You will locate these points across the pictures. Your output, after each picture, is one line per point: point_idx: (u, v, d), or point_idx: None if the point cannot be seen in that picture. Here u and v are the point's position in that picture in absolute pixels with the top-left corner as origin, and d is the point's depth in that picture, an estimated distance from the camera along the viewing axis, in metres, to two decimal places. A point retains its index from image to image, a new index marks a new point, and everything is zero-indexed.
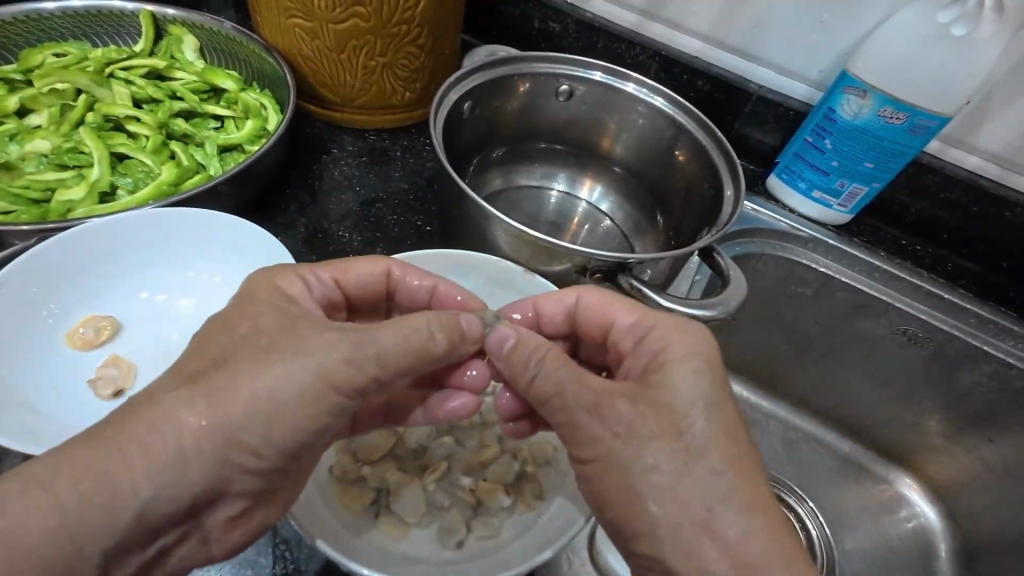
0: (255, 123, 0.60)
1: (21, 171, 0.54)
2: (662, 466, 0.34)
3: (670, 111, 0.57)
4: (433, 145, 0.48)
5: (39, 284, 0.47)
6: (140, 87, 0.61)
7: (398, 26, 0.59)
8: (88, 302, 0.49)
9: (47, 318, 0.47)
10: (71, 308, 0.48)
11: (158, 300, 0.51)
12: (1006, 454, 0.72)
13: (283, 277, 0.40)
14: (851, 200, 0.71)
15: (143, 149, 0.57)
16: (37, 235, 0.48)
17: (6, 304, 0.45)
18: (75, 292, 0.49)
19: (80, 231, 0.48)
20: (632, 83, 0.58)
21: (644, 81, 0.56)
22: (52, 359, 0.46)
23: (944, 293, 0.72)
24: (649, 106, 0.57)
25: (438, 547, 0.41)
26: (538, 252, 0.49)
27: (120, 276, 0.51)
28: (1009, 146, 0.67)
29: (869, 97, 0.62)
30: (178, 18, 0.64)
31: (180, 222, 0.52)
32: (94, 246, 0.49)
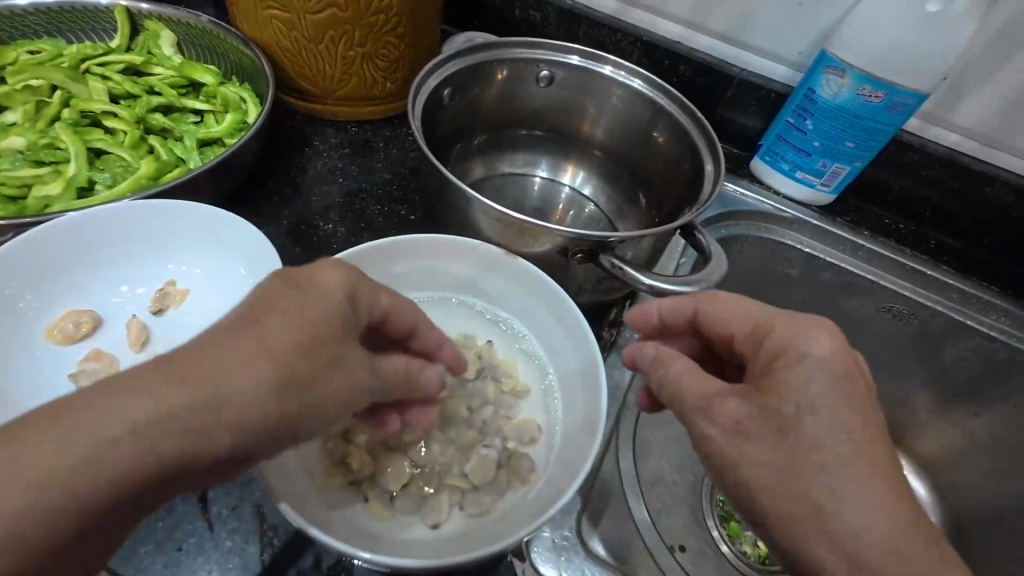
0: (234, 116, 0.59)
1: None
2: None
3: (648, 93, 0.57)
4: (412, 131, 0.48)
5: (19, 277, 0.46)
6: (117, 83, 0.60)
7: (376, 15, 0.60)
8: (67, 297, 0.48)
9: (27, 311, 0.46)
10: (52, 302, 0.48)
11: (140, 293, 0.51)
12: (992, 426, 0.74)
13: None
14: (833, 179, 0.73)
15: (121, 144, 0.55)
16: (14, 228, 0.47)
17: None
18: (56, 287, 0.48)
19: (57, 225, 0.47)
20: (610, 66, 0.57)
21: (621, 63, 0.56)
22: (33, 353, 0.45)
23: (926, 270, 0.73)
24: (627, 88, 0.57)
25: (429, 530, 0.40)
26: (521, 234, 0.49)
27: (103, 269, 0.50)
28: (987, 122, 0.67)
29: (847, 76, 0.64)
30: (154, 13, 0.64)
31: (159, 218, 0.51)
32: (70, 246, 0.48)
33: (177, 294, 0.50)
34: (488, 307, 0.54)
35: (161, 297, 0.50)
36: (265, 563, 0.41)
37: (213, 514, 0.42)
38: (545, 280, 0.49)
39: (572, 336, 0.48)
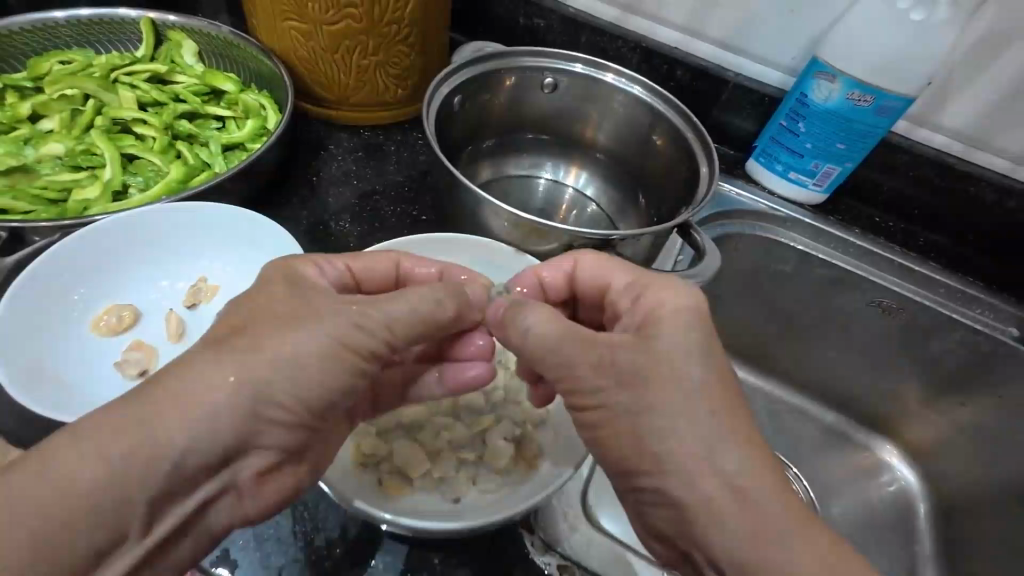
0: (255, 122, 0.63)
1: (38, 174, 0.55)
2: (660, 429, 0.36)
3: (647, 98, 0.60)
4: (425, 135, 0.51)
5: (69, 271, 0.50)
6: (144, 91, 0.63)
7: (388, 26, 0.63)
8: (109, 293, 0.52)
9: (75, 304, 0.50)
10: (97, 296, 0.51)
11: (176, 289, 0.54)
12: (978, 415, 0.77)
13: (300, 261, 0.43)
14: (825, 179, 0.76)
15: (151, 150, 0.58)
16: (61, 229, 0.50)
17: (38, 286, 0.47)
18: (101, 282, 0.51)
19: (105, 224, 0.51)
20: (611, 73, 0.61)
21: (621, 71, 0.59)
22: (81, 342, 0.48)
23: (914, 266, 0.77)
24: (627, 95, 0.61)
25: (447, 501, 0.42)
26: (530, 233, 0.52)
27: (143, 266, 0.54)
28: (971, 123, 0.71)
29: (837, 81, 0.67)
30: (178, 25, 0.67)
31: (196, 218, 0.54)
32: (115, 244, 0.52)
33: (209, 290, 0.54)
34: None
35: (194, 292, 0.53)
36: (297, 534, 0.43)
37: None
38: None
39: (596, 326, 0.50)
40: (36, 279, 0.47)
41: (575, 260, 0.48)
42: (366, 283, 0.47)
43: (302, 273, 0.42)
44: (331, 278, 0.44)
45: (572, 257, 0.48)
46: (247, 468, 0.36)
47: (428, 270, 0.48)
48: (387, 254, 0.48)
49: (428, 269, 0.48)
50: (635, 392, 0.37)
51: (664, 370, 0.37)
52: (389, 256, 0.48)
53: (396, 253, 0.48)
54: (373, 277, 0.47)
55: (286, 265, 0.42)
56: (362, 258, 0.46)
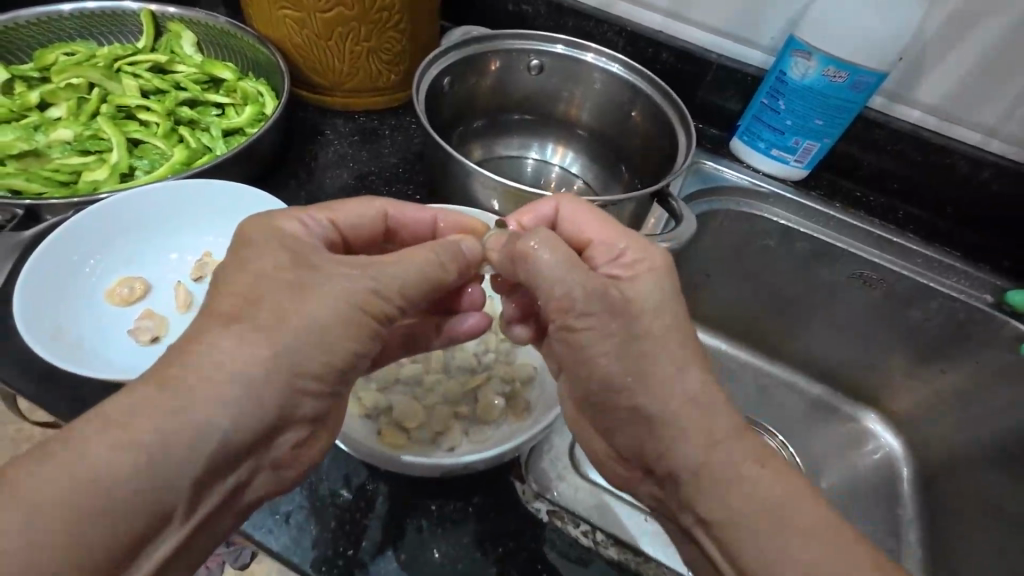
0: (254, 108, 0.65)
1: (49, 158, 0.57)
2: (639, 376, 0.39)
3: (627, 76, 0.62)
4: (414, 111, 0.54)
5: (86, 245, 0.52)
6: (147, 79, 0.65)
7: (380, 13, 0.66)
8: (121, 266, 0.54)
9: (91, 275, 0.52)
10: (111, 269, 0.53)
11: (185, 264, 0.56)
12: (957, 380, 0.80)
13: (280, 216, 0.41)
14: (806, 155, 0.79)
15: (155, 135, 0.61)
16: (75, 207, 0.53)
17: (57, 257, 0.50)
18: (115, 256, 0.54)
19: (121, 201, 0.54)
20: (591, 53, 0.63)
21: (600, 51, 0.62)
22: (95, 310, 0.51)
23: (892, 237, 0.79)
24: (606, 73, 0.63)
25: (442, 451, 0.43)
26: (518, 203, 0.55)
27: (155, 242, 0.56)
28: (943, 97, 0.74)
29: (813, 59, 0.70)
30: (177, 16, 0.70)
31: (204, 195, 0.57)
32: (130, 221, 0.55)
33: (214, 263, 0.56)
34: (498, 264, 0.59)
35: (200, 266, 0.55)
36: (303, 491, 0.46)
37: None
38: None
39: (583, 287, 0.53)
40: (57, 250, 0.50)
41: (558, 205, 0.48)
42: (354, 235, 0.48)
43: (286, 230, 0.41)
44: (317, 231, 0.43)
45: (553, 202, 0.48)
46: (278, 441, 0.38)
47: (419, 214, 0.50)
48: (373, 204, 0.48)
49: (419, 214, 0.50)
50: (617, 341, 0.40)
51: (644, 321, 0.40)
52: (376, 205, 0.48)
53: (382, 202, 0.48)
54: (363, 229, 0.48)
55: (266, 221, 0.40)
56: (349, 209, 0.46)
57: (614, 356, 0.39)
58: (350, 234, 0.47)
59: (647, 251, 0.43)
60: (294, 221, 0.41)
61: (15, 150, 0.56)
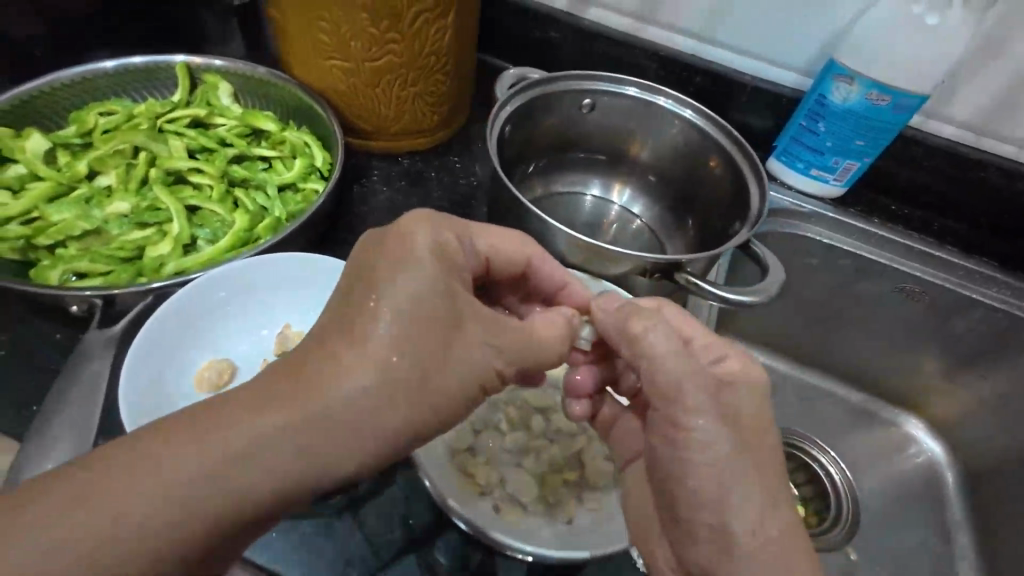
0: (303, 161, 0.63)
1: (109, 234, 0.56)
2: (763, 443, 0.39)
3: (701, 123, 0.61)
4: (488, 155, 0.54)
5: (168, 332, 0.50)
6: (192, 138, 0.64)
7: (427, 57, 0.64)
8: (202, 355, 0.52)
9: (175, 363, 0.50)
10: (193, 353, 0.51)
11: (264, 339, 0.55)
12: (999, 386, 0.82)
13: (451, 235, 0.41)
14: (845, 174, 0.79)
15: (210, 199, 0.59)
16: (149, 294, 0.50)
17: (144, 349, 0.48)
18: (195, 339, 0.52)
19: (199, 281, 0.52)
20: (667, 98, 0.62)
21: (675, 96, 0.60)
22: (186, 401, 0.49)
23: (933, 251, 0.81)
24: (682, 120, 0.61)
25: (560, 522, 0.44)
26: (595, 256, 0.53)
27: (232, 319, 0.54)
28: (979, 114, 0.75)
29: (856, 83, 0.70)
30: (213, 67, 0.68)
31: (280, 267, 0.55)
32: (207, 301, 0.53)
33: (294, 336, 0.54)
34: None
35: (281, 341, 0.54)
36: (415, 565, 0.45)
37: (369, 533, 0.46)
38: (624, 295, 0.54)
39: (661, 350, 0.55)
40: (143, 342, 0.48)
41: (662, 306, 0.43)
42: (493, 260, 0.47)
43: (453, 257, 0.40)
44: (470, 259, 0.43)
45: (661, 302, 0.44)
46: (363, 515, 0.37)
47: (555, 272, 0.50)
48: (525, 246, 0.48)
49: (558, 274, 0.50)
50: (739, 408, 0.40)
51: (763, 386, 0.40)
52: (525, 248, 0.48)
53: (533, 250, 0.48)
54: (502, 257, 0.47)
55: (442, 240, 0.40)
56: (500, 242, 0.46)
57: (735, 426, 0.39)
58: (493, 265, 0.47)
59: (750, 367, 0.41)
60: (461, 251, 0.42)
61: (78, 231, 0.55)
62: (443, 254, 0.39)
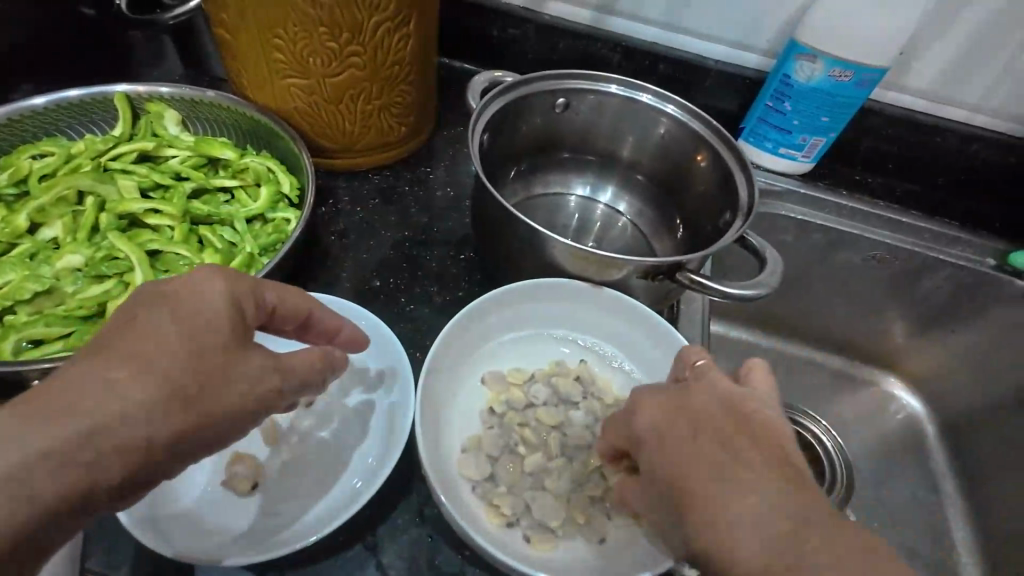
0: (271, 189, 0.59)
1: (62, 292, 0.51)
2: None
3: (680, 116, 0.60)
4: (473, 170, 0.51)
5: None
6: (142, 175, 0.58)
7: (391, 67, 0.61)
8: None
9: None
10: None
11: None
12: (969, 339, 0.86)
13: (240, 285, 0.38)
14: (812, 150, 0.81)
15: (174, 241, 0.55)
16: None
17: None
18: None
19: None
20: (648, 94, 0.61)
21: (661, 93, 0.59)
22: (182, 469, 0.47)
23: (899, 218, 0.84)
24: (660, 114, 0.61)
25: (594, 544, 0.45)
26: (593, 265, 0.51)
27: None
28: (933, 82, 0.77)
29: (819, 61, 0.71)
30: (156, 94, 0.63)
31: None
32: None
33: None
34: (574, 330, 0.58)
35: None
36: None
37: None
38: (626, 300, 0.54)
39: (666, 351, 0.54)
40: None
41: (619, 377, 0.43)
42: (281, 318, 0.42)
43: (246, 305, 0.37)
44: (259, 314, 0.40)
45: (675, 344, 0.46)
46: None
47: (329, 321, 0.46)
48: (303, 302, 0.44)
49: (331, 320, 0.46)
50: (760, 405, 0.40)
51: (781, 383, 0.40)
52: (307, 300, 0.44)
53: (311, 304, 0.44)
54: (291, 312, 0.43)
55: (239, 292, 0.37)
56: (285, 299, 0.42)
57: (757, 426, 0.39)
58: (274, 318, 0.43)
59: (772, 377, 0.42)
60: (254, 306, 0.39)
61: (28, 293, 0.50)
62: (239, 307, 0.37)
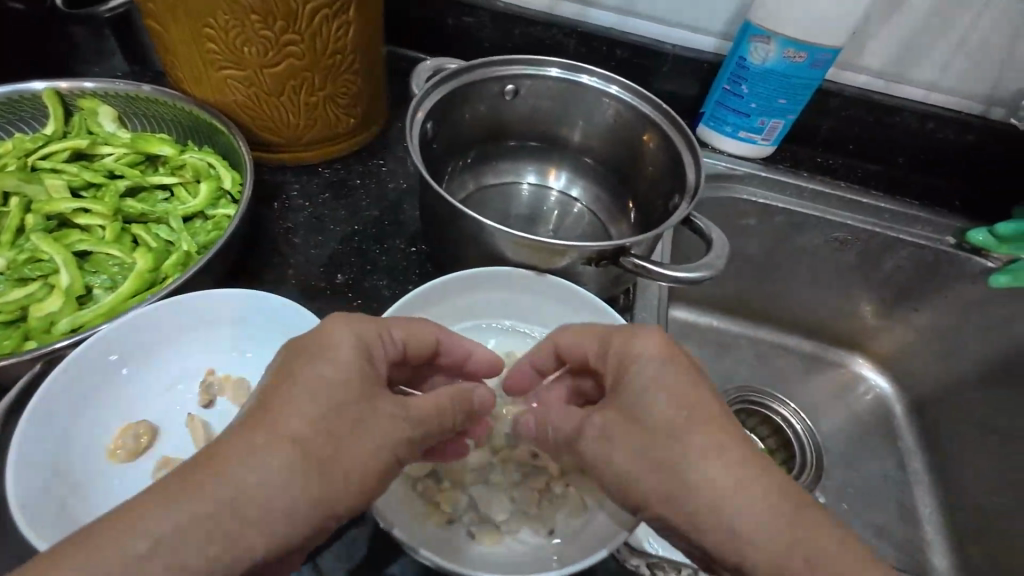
0: (210, 185, 0.57)
1: None
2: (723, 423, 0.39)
3: (626, 98, 0.59)
4: (411, 160, 0.49)
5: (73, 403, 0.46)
6: (73, 174, 0.56)
7: (333, 56, 0.59)
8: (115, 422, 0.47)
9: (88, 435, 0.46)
10: (109, 421, 0.47)
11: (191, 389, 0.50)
12: (933, 317, 0.87)
13: (360, 325, 0.41)
14: (772, 133, 0.80)
15: (104, 241, 0.53)
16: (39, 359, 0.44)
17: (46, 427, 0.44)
18: (108, 406, 0.47)
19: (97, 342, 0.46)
20: (586, 74, 0.59)
21: (597, 72, 0.58)
22: (103, 476, 0.45)
23: (860, 198, 0.84)
24: (606, 96, 0.59)
25: (539, 536, 0.44)
26: (537, 252, 0.50)
27: (148, 377, 0.50)
28: (889, 61, 0.77)
29: (773, 42, 0.70)
30: (88, 90, 0.60)
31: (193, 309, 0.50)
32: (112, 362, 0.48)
33: (221, 381, 0.50)
34: (520, 322, 0.57)
35: (206, 389, 0.49)
36: None
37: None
38: (571, 287, 0.53)
39: None
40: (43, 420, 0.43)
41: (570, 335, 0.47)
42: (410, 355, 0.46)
43: (369, 350, 0.40)
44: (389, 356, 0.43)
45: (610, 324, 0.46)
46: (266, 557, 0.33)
47: (460, 345, 0.49)
48: (428, 333, 0.46)
49: (460, 348, 0.49)
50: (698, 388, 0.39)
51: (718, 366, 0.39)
52: (432, 329, 0.46)
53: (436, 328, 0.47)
54: (417, 348, 0.46)
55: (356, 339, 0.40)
56: (413, 333, 0.45)
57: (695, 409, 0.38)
58: (408, 352, 0.46)
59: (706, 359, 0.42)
60: (382, 347, 0.42)
61: None
62: (361, 352, 0.39)
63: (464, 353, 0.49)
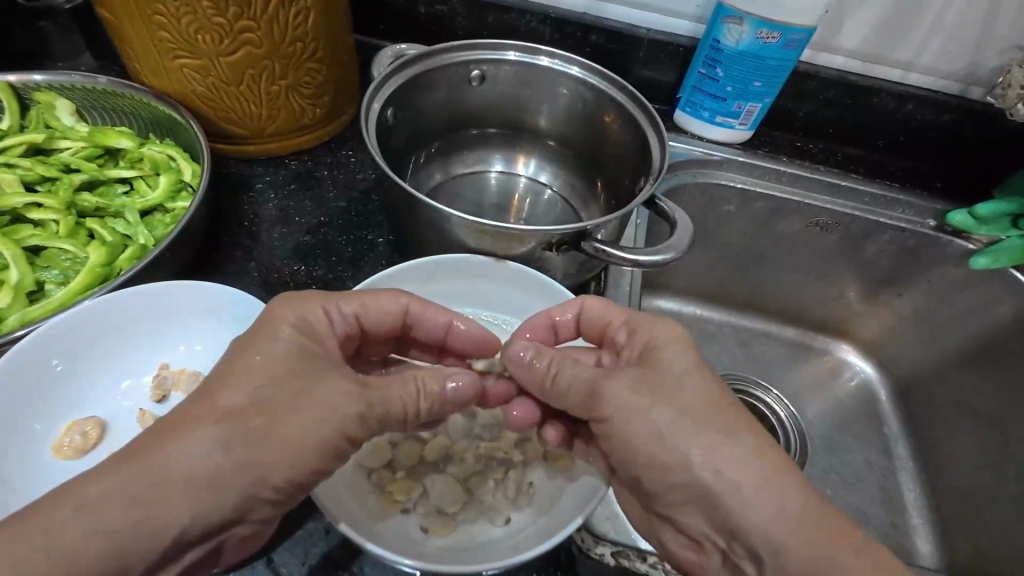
0: (169, 178, 0.56)
1: None
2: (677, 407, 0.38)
3: (589, 80, 0.58)
4: (367, 149, 0.47)
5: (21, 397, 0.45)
6: (27, 168, 0.55)
7: (293, 44, 0.58)
8: (64, 418, 0.46)
9: (36, 430, 0.45)
10: (59, 417, 0.46)
11: (145, 383, 0.49)
12: (915, 301, 0.86)
13: (308, 306, 0.42)
14: (749, 117, 0.79)
15: (57, 235, 0.52)
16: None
17: None
18: (60, 401, 0.47)
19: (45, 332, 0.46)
20: (545, 57, 0.58)
21: (556, 54, 0.57)
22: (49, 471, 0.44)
23: (840, 181, 0.82)
24: (568, 79, 0.59)
25: (496, 527, 0.43)
26: (498, 238, 0.49)
27: (102, 372, 0.49)
28: (866, 42, 0.76)
29: (745, 23, 0.69)
30: (43, 83, 0.59)
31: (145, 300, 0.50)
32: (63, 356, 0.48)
33: (176, 374, 0.49)
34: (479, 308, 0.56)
35: (160, 384, 0.49)
36: None
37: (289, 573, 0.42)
38: (532, 273, 0.52)
39: None
40: None
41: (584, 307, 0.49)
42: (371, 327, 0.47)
43: (313, 328, 0.41)
44: (339, 329, 0.44)
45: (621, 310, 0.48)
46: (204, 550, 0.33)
47: (439, 317, 0.49)
48: (399, 301, 0.47)
49: (435, 321, 0.49)
50: None
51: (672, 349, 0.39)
52: (399, 301, 0.47)
53: (407, 298, 0.47)
54: (381, 319, 0.47)
55: (300, 318, 0.41)
56: (371, 308, 0.46)
57: None
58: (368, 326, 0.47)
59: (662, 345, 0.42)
60: (329, 330, 0.42)
61: None
62: (307, 340, 0.40)
63: (441, 326, 0.49)
